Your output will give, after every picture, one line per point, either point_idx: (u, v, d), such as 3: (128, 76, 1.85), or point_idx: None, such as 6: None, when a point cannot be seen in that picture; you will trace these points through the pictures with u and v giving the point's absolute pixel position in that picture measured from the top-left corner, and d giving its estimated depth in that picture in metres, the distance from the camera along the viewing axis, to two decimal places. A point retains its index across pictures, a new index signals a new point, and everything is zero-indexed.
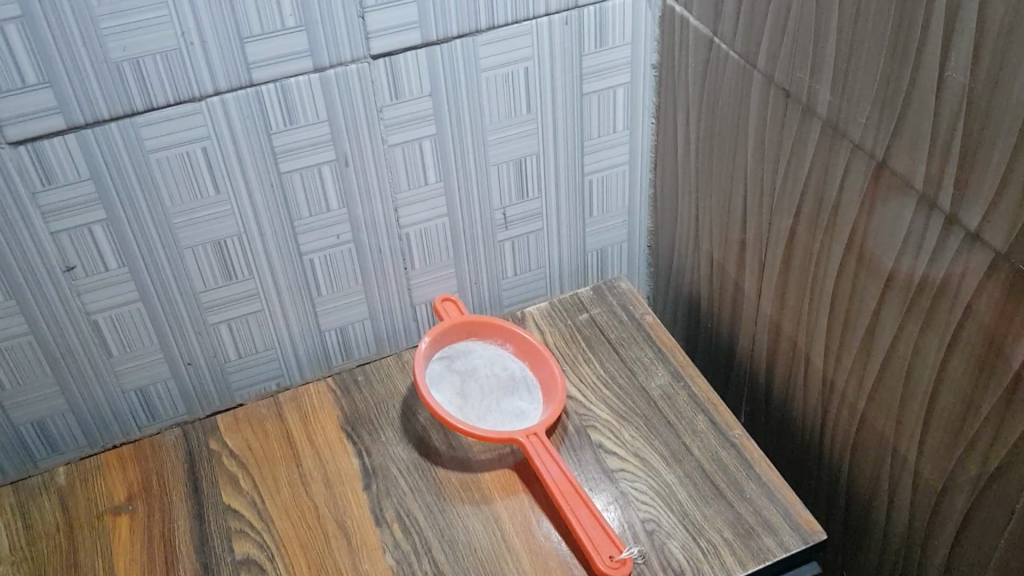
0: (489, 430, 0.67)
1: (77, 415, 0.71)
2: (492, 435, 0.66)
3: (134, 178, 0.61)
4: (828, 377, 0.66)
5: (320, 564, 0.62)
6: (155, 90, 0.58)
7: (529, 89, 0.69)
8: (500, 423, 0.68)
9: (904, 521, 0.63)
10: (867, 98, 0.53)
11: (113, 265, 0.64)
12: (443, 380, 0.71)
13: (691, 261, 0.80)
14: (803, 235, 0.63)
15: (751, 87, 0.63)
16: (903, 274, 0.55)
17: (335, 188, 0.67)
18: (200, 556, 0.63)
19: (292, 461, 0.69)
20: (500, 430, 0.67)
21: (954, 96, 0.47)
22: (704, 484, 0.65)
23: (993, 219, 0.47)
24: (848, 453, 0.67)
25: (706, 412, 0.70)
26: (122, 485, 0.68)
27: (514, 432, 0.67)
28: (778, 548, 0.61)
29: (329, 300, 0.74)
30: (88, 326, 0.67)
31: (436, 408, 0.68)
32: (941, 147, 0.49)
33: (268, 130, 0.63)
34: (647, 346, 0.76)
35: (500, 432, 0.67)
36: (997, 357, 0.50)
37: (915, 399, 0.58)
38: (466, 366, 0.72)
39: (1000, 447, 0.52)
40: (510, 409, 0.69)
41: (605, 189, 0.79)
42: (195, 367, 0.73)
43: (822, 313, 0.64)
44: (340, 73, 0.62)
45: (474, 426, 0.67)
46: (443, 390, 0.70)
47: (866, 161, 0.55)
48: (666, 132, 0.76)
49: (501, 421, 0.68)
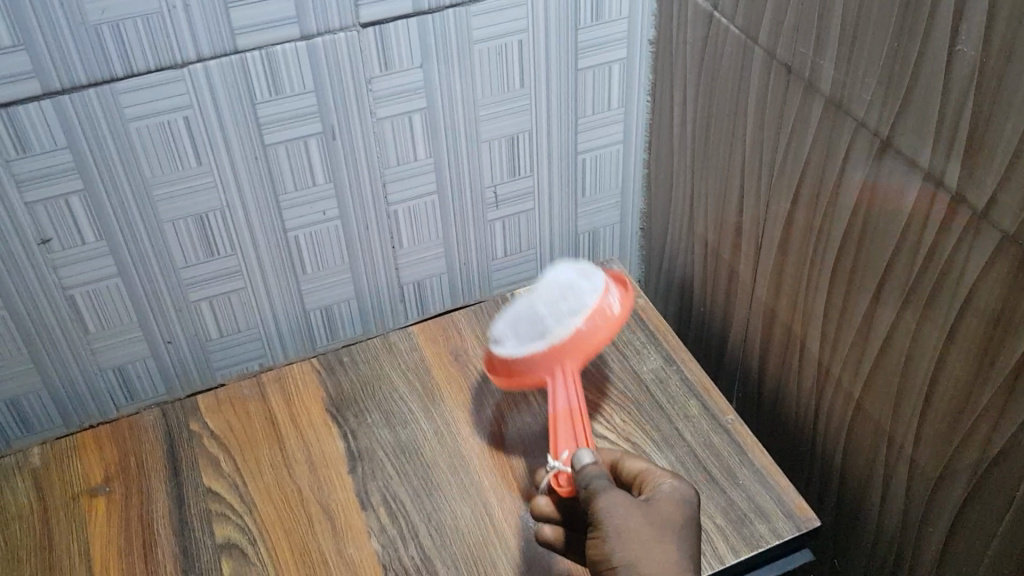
0: (578, 325, 0.61)
1: (53, 393, 0.69)
2: (590, 351, 0.62)
3: (113, 147, 0.59)
4: (824, 362, 0.65)
5: (303, 548, 0.61)
6: (135, 55, 0.56)
7: (522, 64, 0.67)
8: (561, 321, 0.61)
9: (899, 509, 0.62)
10: (872, 75, 0.51)
11: (90, 238, 0.62)
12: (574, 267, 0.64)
13: (685, 244, 0.79)
14: (801, 217, 0.62)
15: (750, 64, 0.62)
16: (904, 257, 0.54)
17: (321, 163, 0.65)
18: (178, 539, 0.62)
19: (275, 443, 0.67)
20: (571, 331, 0.61)
21: (964, 72, 0.45)
22: (697, 470, 0.64)
23: (1001, 199, 0.46)
24: (842, 439, 0.66)
25: (698, 396, 0.69)
26: (98, 466, 0.66)
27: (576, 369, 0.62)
28: (772, 535, 0.60)
29: (314, 279, 0.72)
30: (64, 301, 0.64)
31: (619, 304, 0.62)
32: (949, 125, 0.47)
33: (252, 100, 0.60)
34: (639, 329, 0.75)
35: (581, 342, 0.61)
36: (1001, 342, 0.49)
37: (913, 383, 0.57)
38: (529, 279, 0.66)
39: (1001, 434, 0.51)
40: (536, 321, 0.62)
41: (598, 167, 0.77)
42: (174, 346, 0.71)
43: (819, 294, 0.63)
44: (328, 42, 0.60)
45: (585, 316, 0.61)
46: (579, 271, 0.64)
47: (869, 140, 0.53)
48: (661, 110, 0.75)
49: (556, 324, 0.61)
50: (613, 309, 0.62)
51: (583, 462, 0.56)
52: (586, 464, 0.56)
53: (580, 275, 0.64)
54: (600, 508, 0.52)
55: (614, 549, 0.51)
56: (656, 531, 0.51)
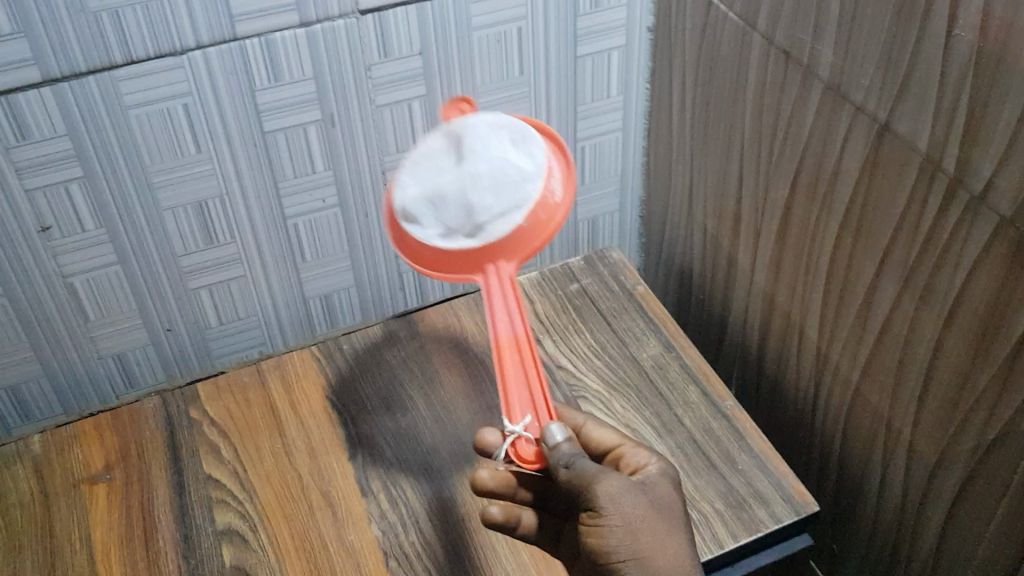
0: (520, 222, 0.59)
1: (53, 381, 0.69)
2: (534, 247, 0.60)
3: (112, 135, 0.59)
4: (822, 348, 0.65)
5: (304, 534, 0.61)
6: (134, 42, 0.56)
7: (522, 51, 0.67)
8: (498, 215, 0.59)
9: (897, 494, 0.62)
10: (871, 60, 0.51)
11: (90, 226, 0.62)
12: (507, 134, 0.60)
13: (684, 231, 0.79)
14: (800, 203, 0.62)
15: (749, 50, 0.62)
16: (902, 243, 0.54)
17: (321, 150, 0.65)
18: (179, 526, 0.62)
19: (275, 431, 0.67)
20: (513, 228, 0.59)
21: (962, 56, 0.45)
22: (696, 456, 0.64)
23: (999, 182, 0.46)
24: (840, 425, 0.66)
25: (697, 383, 0.69)
26: (98, 453, 0.67)
27: (520, 262, 0.60)
28: (770, 520, 0.60)
29: (314, 267, 0.72)
30: (64, 289, 0.64)
31: (560, 189, 0.61)
32: (947, 109, 0.47)
33: (251, 87, 0.60)
34: (638, 317, 0.75)
35: (523, 237, 0.60)
36: (998, 326, 0.49)
37: (912, 368, 0.57)
38: (455, 142, 0.61)
39: (998, 418, 0.51)
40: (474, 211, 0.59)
41: (597, 155, 0.77)
42: (174, 334, 0.71)
43: (818, 281, 0.63)
44: (327, 29, 0.60)
45: (526, 212, 0.59)
46: (512, 143, 0.60)
47: (868, 125, 0.54)
48: (660, 97, 0.75)
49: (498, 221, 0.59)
50: (553, 199, 0.60)
51: (556, 440, 0.51)
52: (560, 442, 0.51)
53: (515, 153, 0.60)
54: (598, 492, 0.48)
55: (619, 544, 0.48)
56: (661, 520, 0.49)
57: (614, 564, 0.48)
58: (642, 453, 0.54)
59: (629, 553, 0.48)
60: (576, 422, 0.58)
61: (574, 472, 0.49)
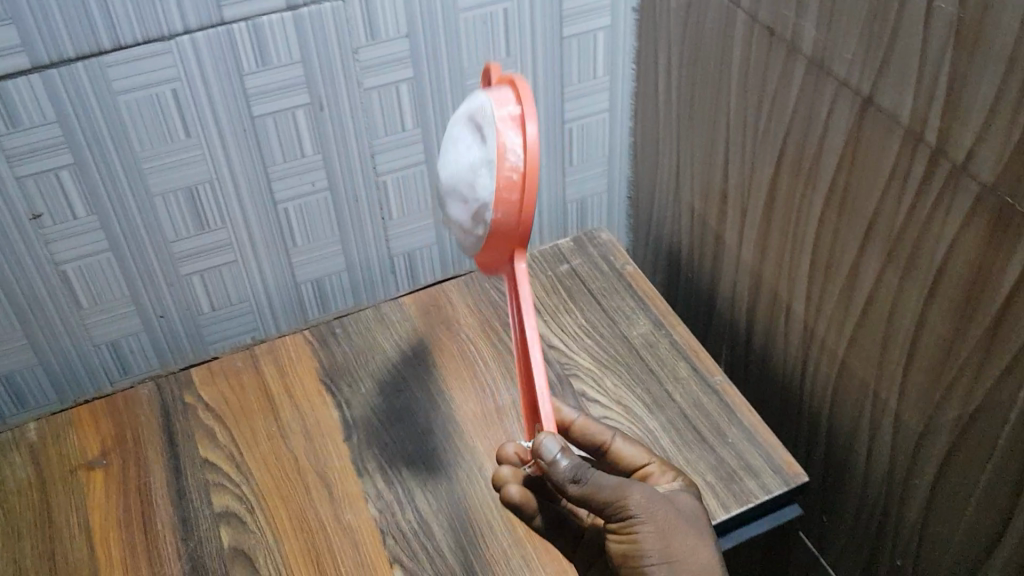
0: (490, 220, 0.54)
1: (47, 369, 0.69)
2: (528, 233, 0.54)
3: (102, 121, 0.59)
4: (809, 322, 0.66)
5: (301, 515, 0.62)
6: (122, 28, 0.56)
7: (508, 32, 0.68)
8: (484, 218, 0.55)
9: (884, 463, 0.63)
10: (853, 34, 0.52)
11: (81, 213, 0.62)
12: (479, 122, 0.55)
13: (671, 211, 0.80)
14: (785, 179, 0.63)
15: (733, 28, 0.62)
16: (886, 215, 0.55)
17: (309, 134, 0.66)
18: (176, 509, 0.62)
19: (270, 414, 0.68)
20: (489, 230, 0.54)
21: (942, 27, 0.46)
22: (687, 430, 0.65)
23: (979, 152, 0.47)
24: (828, 398, 0.67)
25: (687, 359, 0.70)
26: (95, 439, 0.67)
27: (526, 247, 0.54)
28: (760, 491, 0.61)
29: (305, 251, 0.72)
30: (56, 277, 0.65)
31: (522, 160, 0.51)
32: (928, 81, 0.48)
33: (239, 71, 0.61)
34: (628, 295, 0.76)
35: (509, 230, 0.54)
36: (981, 295, 0.50)
37: (896, 340, 0.58)
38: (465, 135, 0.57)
39: (982, 385, 0.52)
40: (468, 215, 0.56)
41: (584, 137, 0.78)
42: (167, 320, 0.71)
43: (804, 255, 0.64)
44: (314, 12, 0.60)
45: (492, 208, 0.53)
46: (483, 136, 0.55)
47: (850, 100, 0.54)
48: (646, 77, 0.75)
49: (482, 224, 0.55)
50: (515, 175, 0.51)
51: (553, 457, 0.51)
52: (558, 459, 0.51)
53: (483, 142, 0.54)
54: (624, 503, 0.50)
55: (652, 548, 0.50)
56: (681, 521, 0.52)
57: (645, 567, 0.50)
58: (668, 473, 0.57)
59: (663, 556, 0.50)
60: (605, 438, 0.60)
61: (587, 487, 0.51)
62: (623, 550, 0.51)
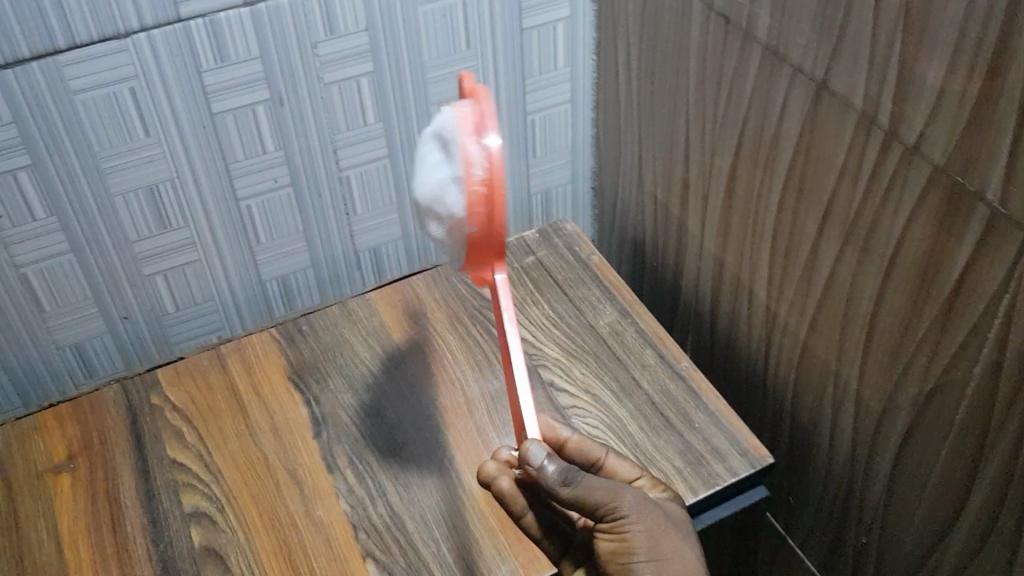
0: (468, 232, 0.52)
1: (10, 373, 0.68)
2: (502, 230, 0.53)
3: (59, 121, 0.59)
4: (771, 306, 0.67)
5: (272, 512, 0.61)
6: (77, 26, 0.55)
7: (467, 25, 0.68)
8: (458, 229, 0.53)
9: (847, 443, 0.64)
10: (806, 20, 0.53)
11: (40, 214, 0.62)
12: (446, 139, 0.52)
13: (635, 200, 0.80)
14: (744, 166, 0.64)
15: (690, 17, 0.63)
16: (842, 198, 0.56)
17: (270, 130, 0.66)
18: (146, 510, 0.62)
19: (239, 413, 0.68)
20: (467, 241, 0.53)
21: (891, 12, 0.47)
22: (654, 417, 0.66)
23: (930, 133, 0.48)
24: (792, 381, 0.68)
25: (653, 346, 0.71)
26: (61, 443, 0.67)
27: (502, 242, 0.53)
28: (727, 474, 0.62)
29: (270, 249, 0.72)
30: (17, 280, 0.64)
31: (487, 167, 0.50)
32: (880, 65, 0.49)
33: (197, 68, 0.60)
34: (594, 285, 0.76)
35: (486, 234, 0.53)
36: (935, 274, 0.51)
37: (856, 321, 0.59)
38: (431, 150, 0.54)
39: (938, 362, 0.53)
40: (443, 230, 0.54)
41: (547, 128, 0.78)
42: (131, 321, 0.71)
43: (765, 241, 0.65)
44: (271, 7, 0.60)
45: (467, 222, 0.51)
46: (449, 152, 0.53)
47: (805, 85, 0.55)
48: (606, 68, 0.76)
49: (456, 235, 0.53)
50: (484, 189, 0.50)
51: (541, 463, 0.53)
52: (546, 465, 0.53)
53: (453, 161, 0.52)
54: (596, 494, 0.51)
55: (641, 546, 0.53)
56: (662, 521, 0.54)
57: (633, 564, 0.54)
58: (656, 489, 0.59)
59: (650, 555, 0.53)
60: (598, 454, 0.60)
61: (578, 490, 0.54)
62: (611, 547, 0.55)
